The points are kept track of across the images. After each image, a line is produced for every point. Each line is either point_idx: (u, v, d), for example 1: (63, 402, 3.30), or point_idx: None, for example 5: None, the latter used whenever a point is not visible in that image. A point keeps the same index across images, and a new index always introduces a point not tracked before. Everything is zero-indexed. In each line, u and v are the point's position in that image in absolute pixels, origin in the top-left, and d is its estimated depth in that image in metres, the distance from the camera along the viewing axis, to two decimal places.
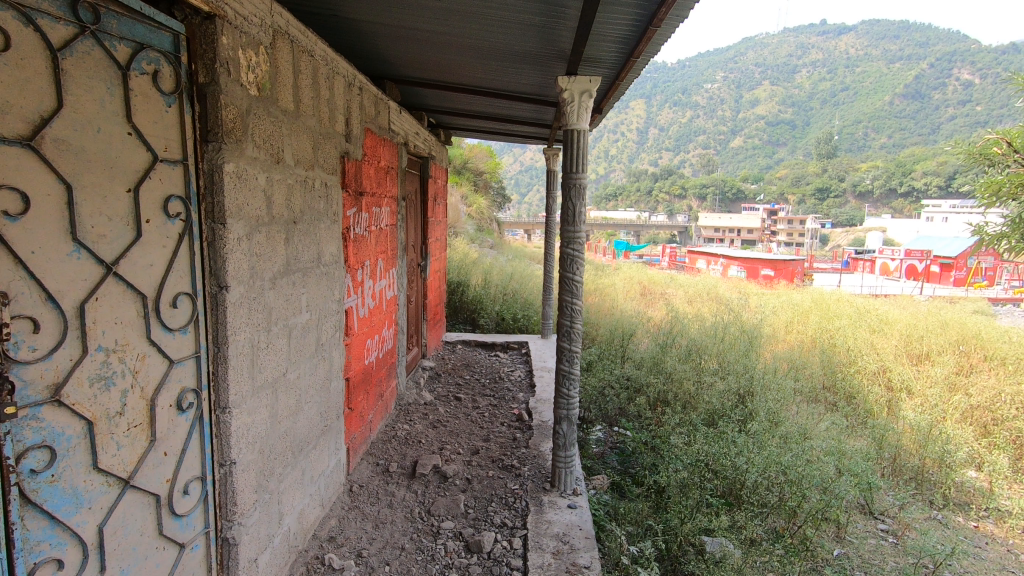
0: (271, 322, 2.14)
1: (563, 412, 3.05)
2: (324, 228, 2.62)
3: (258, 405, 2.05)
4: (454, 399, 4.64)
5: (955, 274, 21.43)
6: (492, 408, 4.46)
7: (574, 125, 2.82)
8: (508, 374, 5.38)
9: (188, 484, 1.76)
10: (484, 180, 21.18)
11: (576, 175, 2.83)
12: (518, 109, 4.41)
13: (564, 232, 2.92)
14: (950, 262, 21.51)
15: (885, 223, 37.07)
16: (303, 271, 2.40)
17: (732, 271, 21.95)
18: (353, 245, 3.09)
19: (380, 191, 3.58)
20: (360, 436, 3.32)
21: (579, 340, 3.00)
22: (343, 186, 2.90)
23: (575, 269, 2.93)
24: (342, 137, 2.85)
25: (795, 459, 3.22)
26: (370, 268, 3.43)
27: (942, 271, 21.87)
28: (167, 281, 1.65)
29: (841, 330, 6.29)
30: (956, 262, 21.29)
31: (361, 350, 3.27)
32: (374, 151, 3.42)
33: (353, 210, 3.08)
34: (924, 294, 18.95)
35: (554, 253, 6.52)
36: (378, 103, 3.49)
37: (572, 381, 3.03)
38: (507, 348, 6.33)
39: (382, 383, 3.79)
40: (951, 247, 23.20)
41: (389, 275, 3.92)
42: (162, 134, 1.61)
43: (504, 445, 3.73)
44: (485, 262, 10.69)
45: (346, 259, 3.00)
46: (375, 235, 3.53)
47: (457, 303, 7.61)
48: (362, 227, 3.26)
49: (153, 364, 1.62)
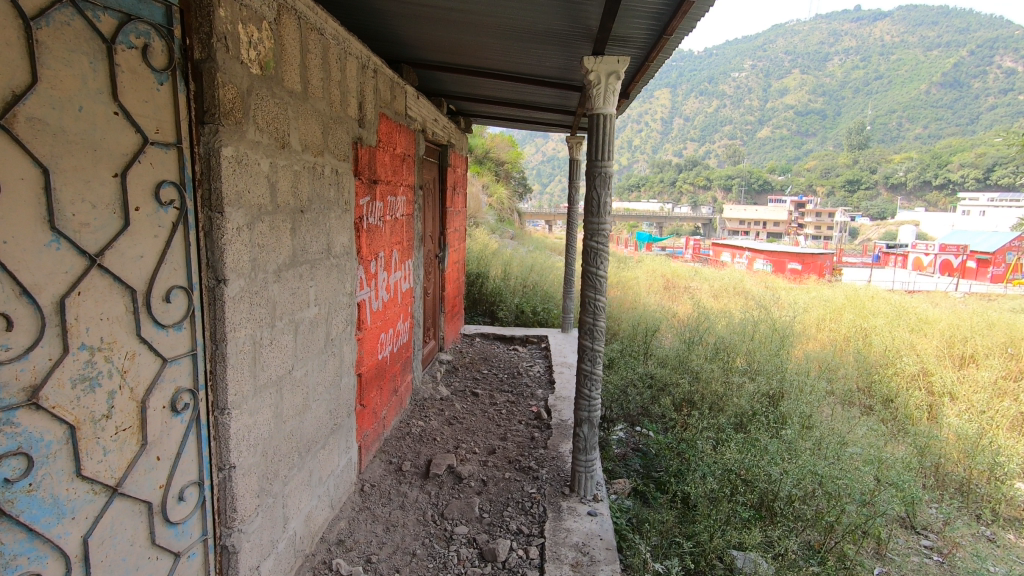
0: (276, 317, 2.01)
1: (584, 414, 2.89)
2: (334, 218, 2.49)
3: (260, 405, 1.93)
4: (471, 394, 4.52)
5: (993, 270, 20.62)
6: (510, 405, 4.32)
7: (601, 109, 2.64)
8: (526, 369, 5.25)
9: (184, 490, 1.65)
10: (506, 170, 21.04)
11: (600, 163, 2.65)
12: (541, 95, 4.22)
13: (588, 223, 2.74)
14: (987, 257, 20.69)
15: (920, 217, 35.83)
16: (311, 263, 2.28)
17: (758, 264, 21.41)
18: (366, 235, 2.95)
19: (395, 179, 3.44)
20: (373, 433, 3.21)
21: (602, 338, 2.83)
22: (355, 173, 2.77)
23: (599, 263, 2.76)
24: (354, 122, 2.71)
25: (833, 468, 3.02)
26: (384, 259, 3.30)
27: (978, 267, 21.07)
28: (159, 274, 1.53)
29: (877, 328, 6.00)
30: (995, 258, 20.43)
31: (374, 345, 3.15)
32: (389, 137, 3.28)
33: (366, 199, 2.94)
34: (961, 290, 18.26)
35: (575, 245, 6.33)
36: (394, 87, 3.35)
37: (594, 382, 2.86)
38: (526, 342, 6.19)
39: (396, 378, 3.68)
40: (990, 242, 22.28)
41: (405, 266, 3.79)
42: (153, 115, 1.48)
43: (521, 444, 3.59)
44: (505, 254, 10.56)
45: (358, 250, 2.86)
46: (390, 226, 3.40)
47: (476, 294, 7.48)
48: (376, 217, 3.13)
49: (144, 363, 1.50)
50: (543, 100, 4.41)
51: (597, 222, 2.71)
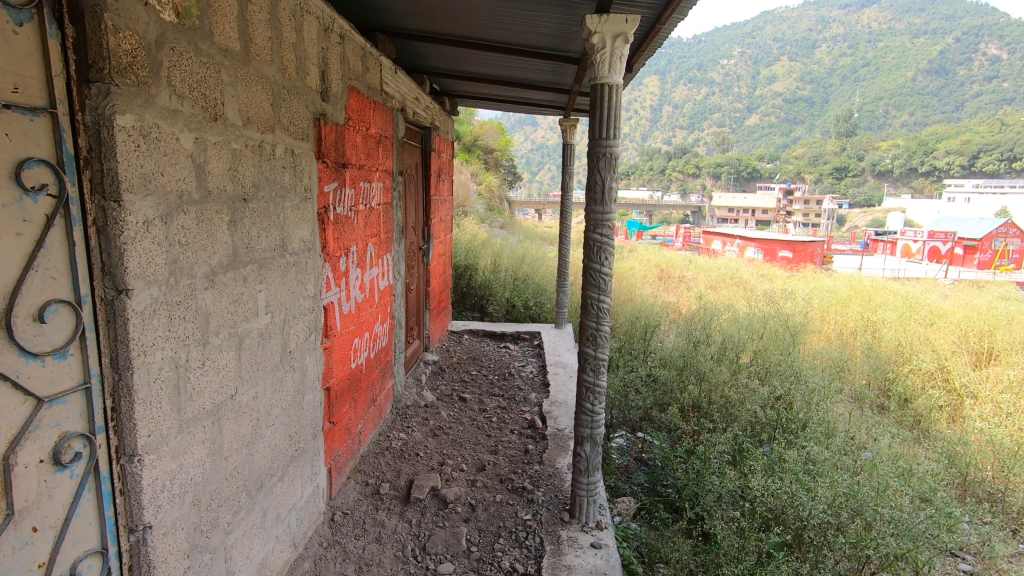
0: (209, 332, 1.62)
1: (585, 432, 2.53)
2: (289, 208, 2.09)
3: (190, 443, 1.54)
4: (459, 400, 4.15)
5: (979, 257, 20.70)
6: (500, 412, 3.96)
7: (605, 78, 2.24)
8: (518, 370, 4.88)
9: (78, 564, 1.26)
10: (495, 158, 20.52)
11: (603, 143, 2.27)
12: (533, 70, 3.82)
13: (590, 212, 2.36)
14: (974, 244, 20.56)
15: (908, 204, 35.88)
16: (259, 263, 1.88)
17: (749, 253, 21.20)
18: (333, 228, 2.55)
19: (368, 164, 3.03)
20: (345, 452, 2.83)
21: (607, 345, 2.46)
22: (318, 155, 2.37)
23: (602, 259, 2.38)
24: (315, 94, 2.30)
25: (865, 487, 2.69)
26: (357, 255, 2.90)
27: (965, 253, 21.14)
28: (29, 287, 1.11)
29: (887, 321, 5.71)
30: (982, 245, 20.45)
31: (346, 353, 2.77)
32: (361, 114, 2.87)
33: (333, 185, 2.54)
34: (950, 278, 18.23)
35: (569, 236, 5.95)
36: (366, 57, 2.92)
37: (598, 396, 2.49)
38: (518, 339, 5.83)
39: (373, 387, 3.30)
40: (978, 228, 22.23)
41: (382, 262, 3.39)
42: (8, 66, 1.04)
43: (514, 459, 3.23)
44: (495, 244, 10.14)
45: (323, 245, 2.47)
46: (363, 217, 3.00)
47: (464, 288, 7.09)
48: (346, 207, 2.73)
49: (5, 408, 1.09)
50: (535, 76, 4.01)
51: (600, 212, 2.34)
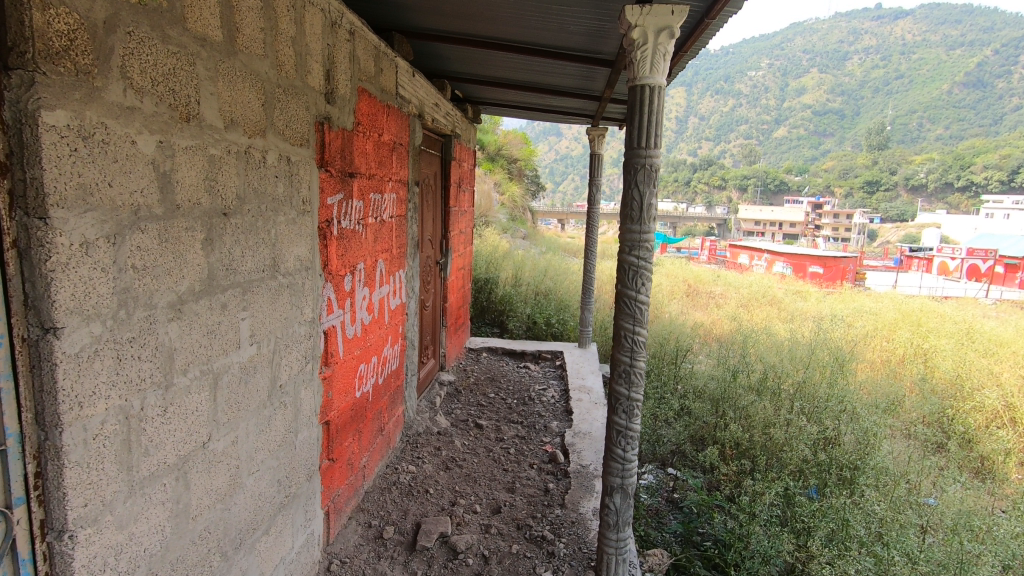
0: (174, 372, 1.36)
1: (615, 481, 2.20)
2: (283, 222, 1.84)
3: (144, 506, 1.27)
4: (474, 427, 3.86)
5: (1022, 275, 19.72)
6: (518, 442, 3.65)
7: (647, 79, 1.96)
8: (539, 394, 4.57)
9: None
10: (519, 168, 20.31)
11: (643, 154, 1.98)
12: (561, 75, 3.56)
13: (626, 233, 2.06)
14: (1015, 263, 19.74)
15: (945, 219, 34.61)
16: (242, 286, 1.63)
17: (778, 267, 20.55)
18: (337, 244, 2.30)
19: (380, 173, 2.78)
20: (346, 491, 2.55)
21: (641, 384, 2.15)
22: (320, 164, 2.12)
23: (638, 285, 2.08)
24: (318, 95, 2.06)
25: (941, 554, 2.32)
26: (364, 272, 2.64)
27: (1007, 272, 20.16)
28: None
29: (941, 351, 5.25)
30: None
31: (349, 381, 2.51)
32: (372, 119, 2.63)
33: (338, 196, 2.29)
34: (990, 299, 17.43)
35: (595, 251, 5.65)
36: (379, 57, 2.69)
37: (631, 442, 2.18)
38: (539, 358, 5.53)
39: (381, 415, 3.03)
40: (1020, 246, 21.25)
41: (394, 279, 3.13)
42: None
43: (533, 500, 2.92)
44: (516, 256, 9.86)
45: (324, 263, 2.21)
46: (373, 231, 2.74)
47: (483, 302, 6.81)
48: (354, 221, 2.48)
49: None
50: (563, 81, 3.74)
51: (637, 232, 2.04)
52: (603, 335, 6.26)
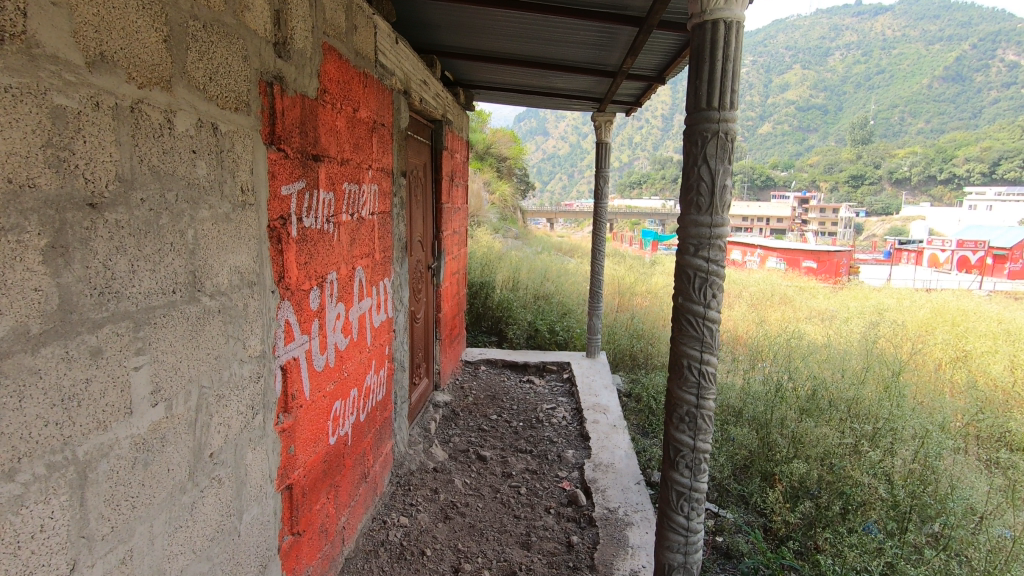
0: None
1: (677, 559, 1.65)
2: (208, 219, 1.27)
3: None
4: (477, 459, 3.29)
5: (1011, 266, 19.51)
6: (530, 478, 3.09)
7: (721, 10, 1.41)
8: (548, 414, 4.01)
9: None
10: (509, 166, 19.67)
11: (716, 117, 1.45)
12: (573, 41, 3.02)
13: (690, 228, 1.52)
14: (1004, 254, 19.50)
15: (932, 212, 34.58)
16: (133, 318, 1.05)
17: (772, 263, 20.18)
18: (298, 250, 1.73)
19: (356, 157, 2.20)
20: (318, 568, 1.97)
21: (710, 430, 1.60)
22: (269, 139, 1.55)
23: (706, 300, 1.53)
24: (262, 43, 1.48)
25: None
26: (338, 284, 2.07)
27: (996, 263, 19.99)
28: None
29: (987, 356, 4.76)
30: (1014, 254, 19.32)
31: (320, 427, 1.93)
32: (343, 88, 2.05)
33: (296, 185, 1.71)
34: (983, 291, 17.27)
35: (603, 250, 5.10)
36: (352, 11, 2.11)
37: (696, 507, 1.62)
38: (544, 371, 4.98)
39: (364, 459, 2.45)
40: (1008, 236, 21.13)
41: (378, 290, 2.55)
42: None
43: (554, 561, 2.37)
44: (511, 257, 9.27)
45: (279, 275, 1.64)
46: (349, 233, 2.17)
47: (479, 309, 6.23)
48: (321, 220, 1.91)
49: None
50: (574, 50, 3.19)
51: (706, 225, 1.50)
52: (612, 343, 5.71)
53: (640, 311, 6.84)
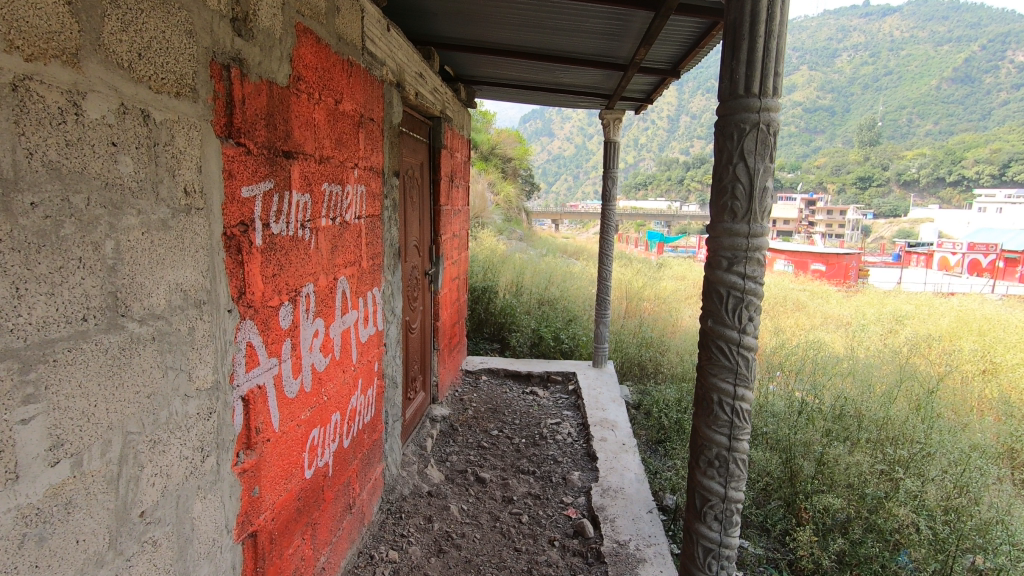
0: None
1: None
2: (136, 226, 1.03)
3: None
4: (476, 482, 3.05)
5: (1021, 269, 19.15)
6: (532, 505, 2.85)
7: None
8: (552, 430, 3.77)
9: None
10: (514, 167, 19.45)
11: (756, 105, 1.21)
12: (581, 30, 2.79)
13: (722, 236, 1.28)
14: (1016, 256, 19.12)
15: (942, 214, 34.10)
16: (15, 357, 0.81)
17: (780, 265, 19.87)
18: (263, 261, 1.49)
19: (337, 155, 1.96)
20: None
21: (743, 476, 1.35)
22: (226, 132, 1.31)
23: (738, 322, 1.29)
24: (214, 17, 1.25)
25: None
26: (315, 297, 1.83)
27: (1007, 266, 19.61)
28: None
29: (1018, 369, 4.48)
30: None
31: (291, 462, 1.69)
32: (322, 76, 1.81)
33: (262, 186, 1.48)
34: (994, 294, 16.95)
35: (611, 255, 4.85)
36: None
37: (726, 566, 1.38)
38: (548, 382, 4.74)
39: (348, 488, 2.21)
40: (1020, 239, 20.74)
41: (365, 301, 2.32)
42: None
43: None
44: (515, 259, 9.02)
45: (239, 291, 1.40)
46: (330, 240, 1.94)
47: (481, 314, 5.99)
48: (294, 225, 1.67)
49: None
50: (583, 40, 2.95)
51: (742, 234, 1.26)
52: (619, 351, 5.46)
53: (648, 317, 6.57)
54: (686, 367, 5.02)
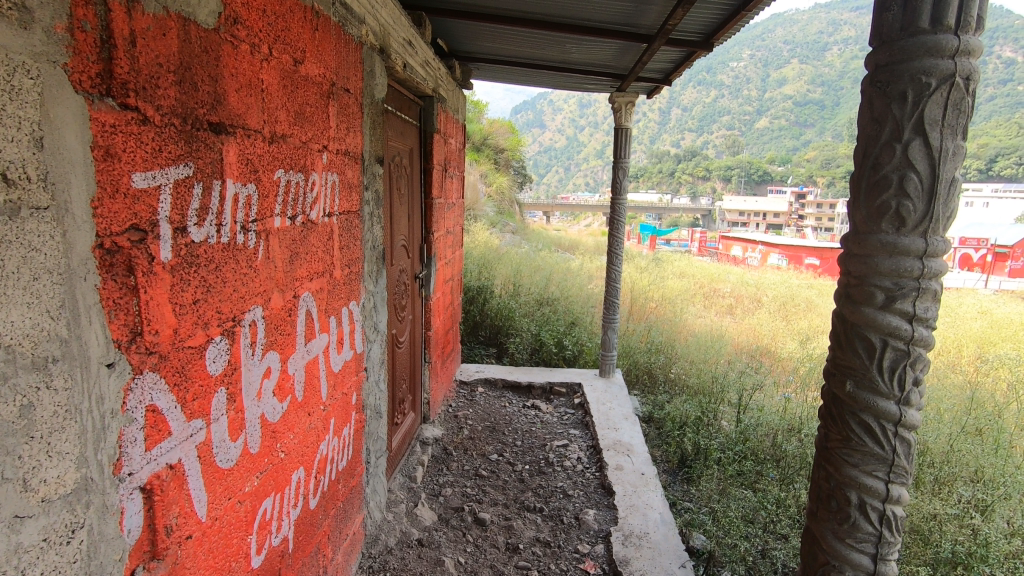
0: None
1: None
2: None
3: None
4: (475, 525, 2.60)
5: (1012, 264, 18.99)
6: (542, 556, 2.40)
7: None
8: (559, 455, 3.33)
9: None
10: (506, 157, 18.89)
11: (952, 45, 1.07)
12: None
13: (898, 217, 1.15)
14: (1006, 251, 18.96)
15: None
16: None
17: (773, 260, 19.54)
18: (175, 283, 1.01)
19: (295, 132, 1.48)
20: None
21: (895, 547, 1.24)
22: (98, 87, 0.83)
23: (894, 383, 1.18)
24: None
25: None
26: (263, 326, 1.35)
27: (998, 262, 19.45)
28: None
29: None
30: (1015, 251, 18.78)
31: (228, 556, 1.23)
32: (272, 23, 1.33)
33: (171, 171, 0.99)
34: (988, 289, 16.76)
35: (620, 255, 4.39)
36: None
37: None
38: (550, 394, 4.29)
39: (315, 559, 1.74)
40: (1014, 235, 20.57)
41: (337, 321, 1.84)
42: None
43: None
44: (511, 255, 8.51)
45: (134, 332, 0.92)
46: (287, 246, 1.46)
47: (476, 317, 5.52)
48: (230, 229, 1.19)
49: None
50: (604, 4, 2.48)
51: (915, 251, 1.13)
52: (626, 358, 5.01)
53: (654, 320, 6.13)
54: (701, 377, 4.59)
